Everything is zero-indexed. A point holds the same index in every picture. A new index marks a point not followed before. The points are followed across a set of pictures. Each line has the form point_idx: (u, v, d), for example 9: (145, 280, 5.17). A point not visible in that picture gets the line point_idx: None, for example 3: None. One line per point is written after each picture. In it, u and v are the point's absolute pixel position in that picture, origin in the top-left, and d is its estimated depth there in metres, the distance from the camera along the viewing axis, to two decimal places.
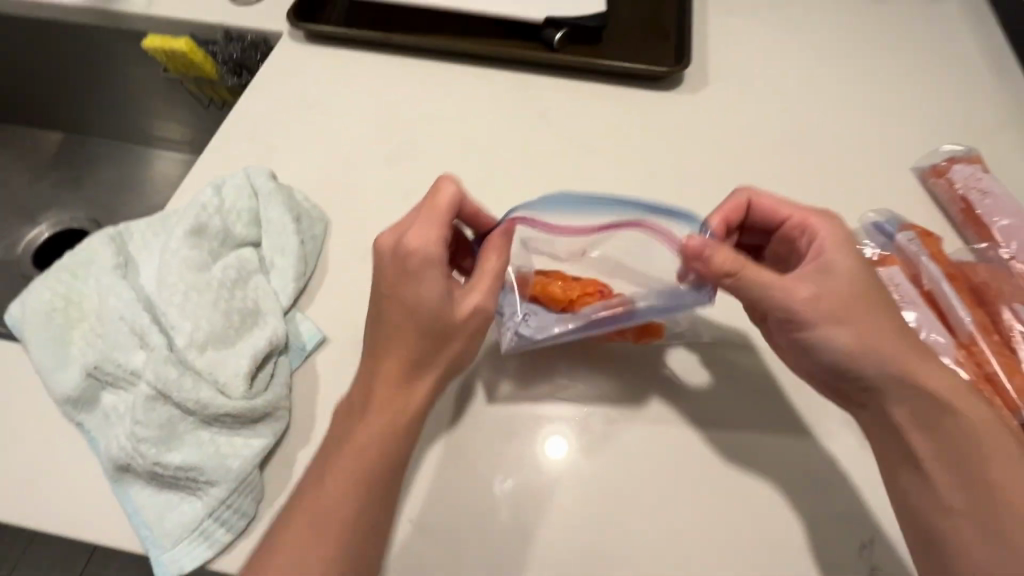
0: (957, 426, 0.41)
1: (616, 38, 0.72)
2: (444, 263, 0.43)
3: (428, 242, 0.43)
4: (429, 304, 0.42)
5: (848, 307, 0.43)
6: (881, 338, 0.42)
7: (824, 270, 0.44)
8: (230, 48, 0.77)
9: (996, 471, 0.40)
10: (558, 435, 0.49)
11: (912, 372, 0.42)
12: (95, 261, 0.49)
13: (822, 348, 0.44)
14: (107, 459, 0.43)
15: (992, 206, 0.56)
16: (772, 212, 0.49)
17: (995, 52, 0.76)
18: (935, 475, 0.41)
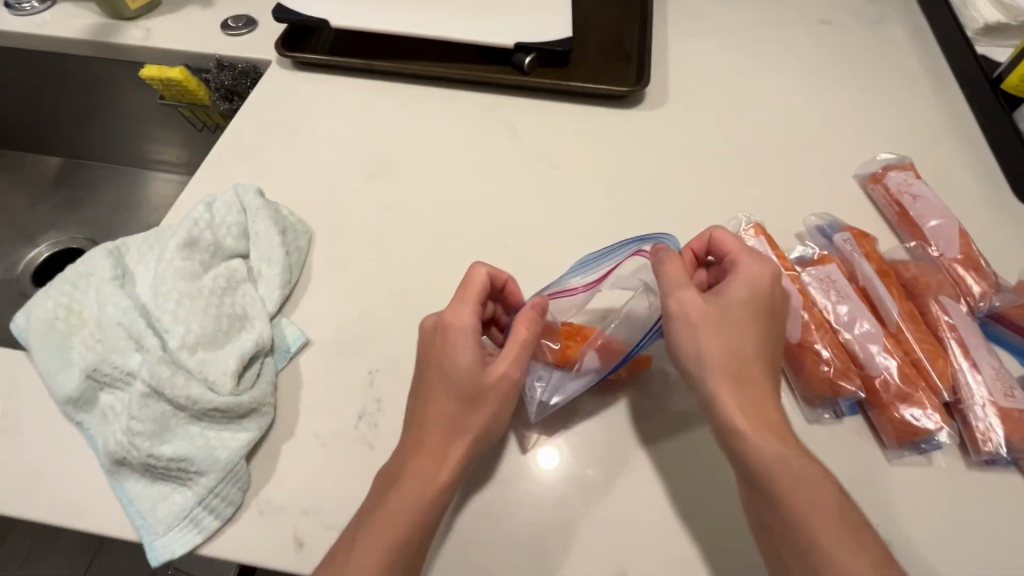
0: (758, 450, 0.43)
1: (581, 61, 0.78)
2: (476, 338, 0.48)
3: (461, 318, 0.48)
4: (463, 373, 0.46)
5: (716, 331, 0.47)
6: (729, 356, 0.46)
7: (722, 293, 0.48)
8: (222, 75, 0.83)
9: (788, 501, 0.41)
10: (552, 449, 0.51)
11: (744, 395, 0.45)
12: (94, 272, 0.53)
13: (680, 358, 0.48)
14: (104, 454, 0.47)
15: (923, 208, 0.61)
16: (723, 248, 0.52)
17: (932, 66, 0.82)
18: (748, 498, 0.44)
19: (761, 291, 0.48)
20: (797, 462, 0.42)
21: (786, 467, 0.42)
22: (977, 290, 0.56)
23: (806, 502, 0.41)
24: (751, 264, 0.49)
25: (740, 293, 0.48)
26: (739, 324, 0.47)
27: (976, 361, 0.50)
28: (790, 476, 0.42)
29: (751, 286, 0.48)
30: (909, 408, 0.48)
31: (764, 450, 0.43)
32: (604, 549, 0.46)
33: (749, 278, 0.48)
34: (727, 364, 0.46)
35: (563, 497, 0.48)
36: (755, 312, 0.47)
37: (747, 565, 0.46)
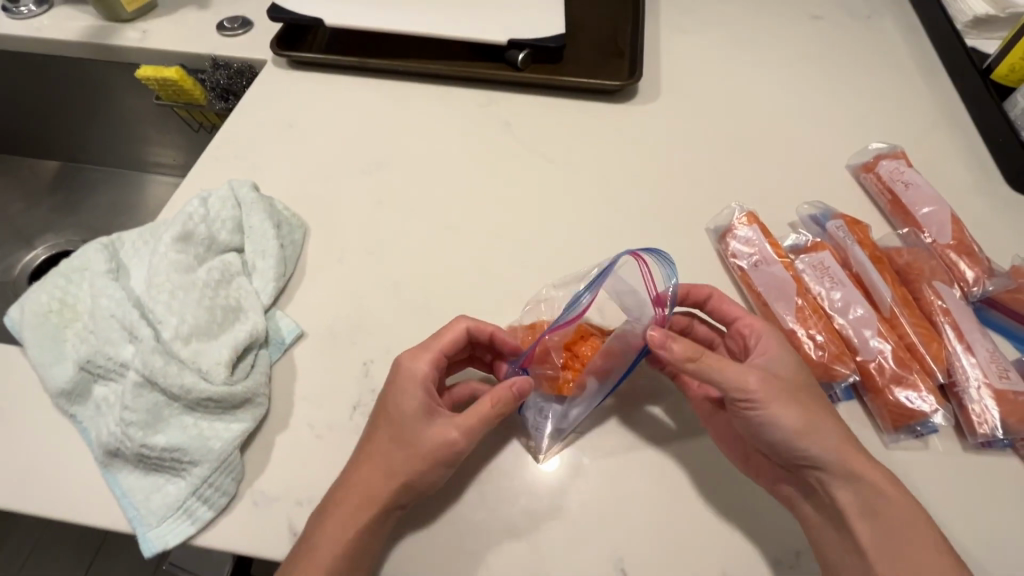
0: (889, 521, 0.42)
1: (574, 56, 0.79)
2: (428, 388, 0.47)
3: (416, 365, 0.47)
4: (408, 420, 0.45)
5: (799, 399, 0.45)
6: (820, 422, 0.44)
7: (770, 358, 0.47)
8: (217, 74, 0.83)
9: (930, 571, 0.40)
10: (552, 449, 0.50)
11: (848, 460, 0.43)
12: (88, 266, 0.53)
13: (765, 435, 0.45)
14: (98, 446, 0.46)
15: (915, 195, 0.61)
16: (728, 313, 0.52)
17: (922, 58, 0.83)
18: (841, 537, 0.43)
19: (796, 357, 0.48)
20: (892, 493, 0.43)
21: (886, 499, 0.42)
22: (970, 276, 0.56)
23: (913, 526, 0.41)
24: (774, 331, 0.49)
25: (784, 361, 0.47)
26: (801, 387, 0.46)
27: (971, 345, 0.51)
28: (895, 512, 0.42)
29: (787, 352, 0.48)
30: (904, 390, 0.48)
31: (862, 482, 0.43)
32: (598, 537, 0.46)
33: (782, 343, 0.49)
34: (820, 428, 0.44)
35: (557, 485, 0.48)
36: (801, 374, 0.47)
37: (744, 552, 0.45)
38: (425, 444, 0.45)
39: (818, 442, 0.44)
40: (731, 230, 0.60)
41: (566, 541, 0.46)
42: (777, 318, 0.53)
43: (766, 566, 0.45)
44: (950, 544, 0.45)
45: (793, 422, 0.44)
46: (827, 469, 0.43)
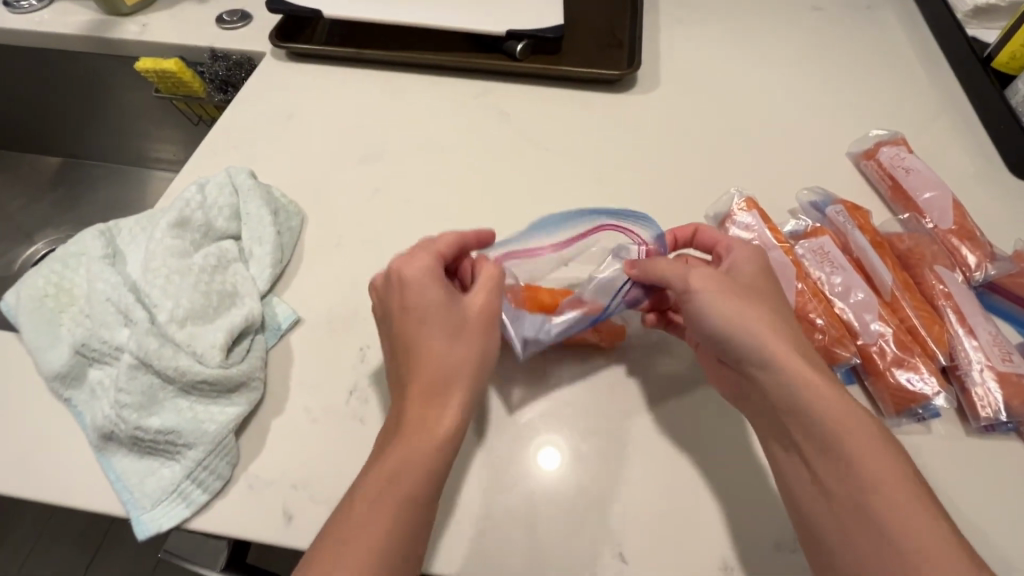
0: (816, 409, 0.41)
1: (572, 46, 0.78)
2: (440, 283, 0.46)
3: (423, 264, 0.46)
4: (427, 313, 0.45)
5: (731, 292, 0.45)
6: (754, 317, 0.44)
7: (731, 263, 0.49)
8: (216, 66, 0.84)
9: (863, 463, 0.39)
10: (553, 448, 0.49)
11: (778, 351, 0.42)
12: (85, 251, 0.53)
13: (704, 329, 0.46)
14: (92, 429, 0.46)
15: (916, 181, 0.61)
16: (713, 240, 0.53)
17: (922, 47, 0.82)
18: (786, 437, 0.43)
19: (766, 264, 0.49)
20: (829, 403, 0.40)
21: (823, 410, 0.40)
22: (972, 261, 0.55)
23: (854, 439, 0.39)
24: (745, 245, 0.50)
25: (748, 267, 0.48)
26: (753, 290, 0.46)
27: (972, 328, 0.50)
28: (831, 422, 0.40)
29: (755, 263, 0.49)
30: (905, 372, 0.48)
31: (800, 395, 0.41)
32: (597, 521, 0.45)
33: (751, 253, 0.49)
34: (757, 324, 0.43)
35: (555, 470, 0.48)
36: (763, 281, 0.47)
37: (748, 536, 0.45)
38: (462, 348, 0.44)
39: (755, 338, 0.43)
40: (730, 216, 0.59)
41: (564, 525, 0.45)
42: None
43: (767, 550, 0.44)
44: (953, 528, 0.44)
45: (724, 316, 0.44)
46: (764, 367, 0.43)
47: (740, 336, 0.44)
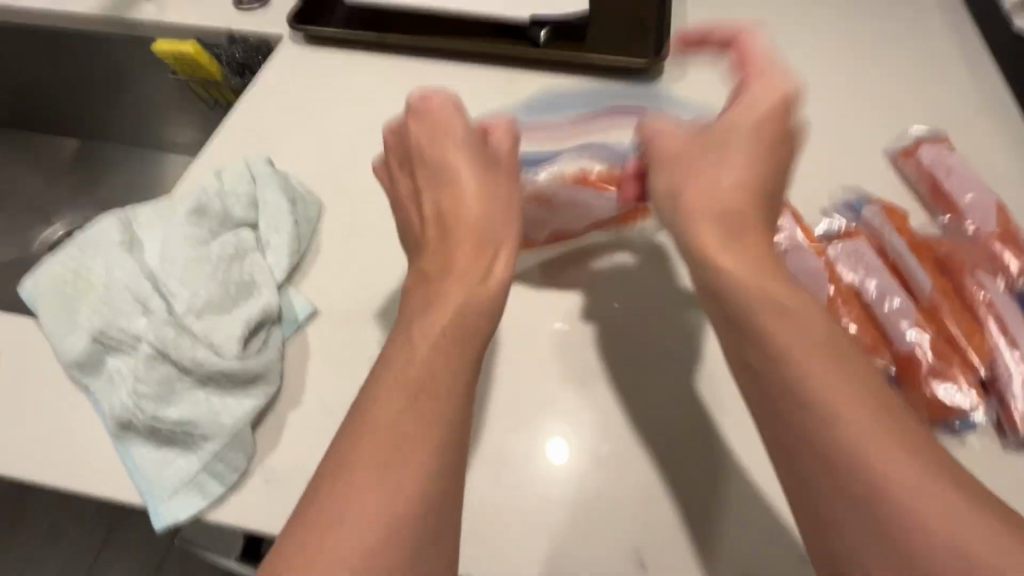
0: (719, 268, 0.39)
1: (599, 34, 0.76)
2: (463, 127, 0.44)
3: (450, 113, 0.44)
4: (461, 148, 0.43)
5: (683, 149, 0.44)
6: (694, 162, 0.43)
7: (735, 110, 0.44)
8: (233, 50, 0.82)
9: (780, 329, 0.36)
10: (563, 442, 0.48)
11: (698, 206, 0.42)
12: (101, 238, 0.52)
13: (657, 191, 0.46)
14: (110, 418, 0.46)
15: (957, 182, 0.58)
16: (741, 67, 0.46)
17: (966, 39, 0.78)
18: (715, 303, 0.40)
19: (752, 103, 0.43)
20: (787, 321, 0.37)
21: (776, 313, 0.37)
22: (1016, 268, 0.52)
23: (810, 354, 0.35)
24: (769, 90, 0.43)
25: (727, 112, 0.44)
26: (723, 150, 0.43)
27: (1015, 338, 0.48)
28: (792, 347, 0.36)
29: (756, 103, 0.43)
30: (942, 385, 0.46)
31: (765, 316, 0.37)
32: (614, 524, 0.44)
33: (770, 87, 0.43)
34: (697, 178, 0.43)
35: (573, 471, 0.47)
36: (753, 134, 0.43)
37: (776, 549, 0.43)
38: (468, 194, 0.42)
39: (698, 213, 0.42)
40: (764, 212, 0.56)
41: (580, 527, 0.44)
42: None
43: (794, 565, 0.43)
44: None
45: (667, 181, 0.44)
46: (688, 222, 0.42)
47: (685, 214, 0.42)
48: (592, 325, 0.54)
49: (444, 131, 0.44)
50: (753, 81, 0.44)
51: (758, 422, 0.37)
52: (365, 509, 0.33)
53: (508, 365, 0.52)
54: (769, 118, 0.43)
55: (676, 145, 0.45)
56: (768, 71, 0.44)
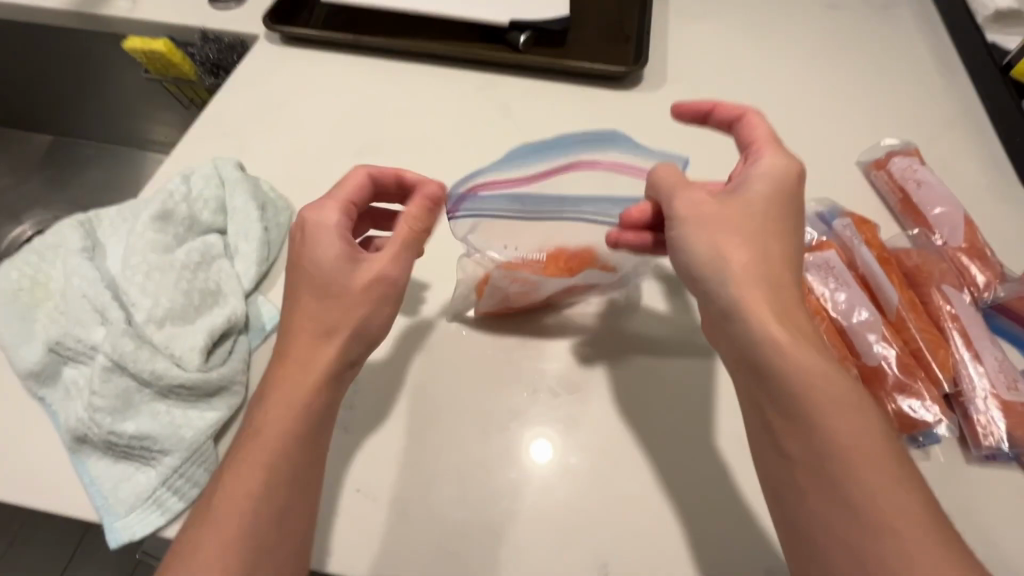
0: (734, 309, 0.38)
1: (579, 40, 0.75)
2: (340, 231, 0.44)
3: (327, 213, 0.44)
4: (327, 258, 0.42)
5: (705, 203, 0.42)
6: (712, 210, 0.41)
7: (759, 170, 0.42)
8: (207, 48, 0.80)
9: (794, 367, 0.36)
10: (545, 440, 0.48)
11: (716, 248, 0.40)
12: (62, 244, 0.51)
13: (674, 246, 0.43)
14: (66, 431, 0.45)
15: (926, 194, 0.59)
16: (750, 136, 0.45)
17: (940, 52, 0.79)
18: (732, 342, 0.39)
19: (768, 170, 0.42)
20: (815, 368, 0.35)
21: (793, 347, 0.36)
22: (982, 281, 0.53)
23: (824, 394, 0.35)
24: (781, 161, 0.43)
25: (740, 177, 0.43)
26: (747, 202, 0.41)
27: (978, 352, 0.49)
28: (816, 397, 0.35)
29: (773, 170, 0.42)
30: (908, 399, 0.46)
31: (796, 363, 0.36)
32: (581, 538, 0.44)
33: (784, 157, 0.43)
34: (718, 223, 0.40)
35: (541, 483, 0.46)
36: (773, 191, 0.42)
37: (741, 562, 0.43)
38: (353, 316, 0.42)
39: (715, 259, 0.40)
40: None
41: (548, 542, 0.44)
42: None
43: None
44: None
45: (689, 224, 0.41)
46: (705, 265, 0.40)
47: (705, 258, 0.40)
48: (565, 335, 0.54)
49: (315, 230, 0.43)
50: (762, 150, 0.44)
51: (767, 454, 0.37)
52: (232, 524, 0.36)
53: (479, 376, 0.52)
54: (788, 186, 0.42)
55: (698, 201, 0.42)
56: (777, 142, 0.44)
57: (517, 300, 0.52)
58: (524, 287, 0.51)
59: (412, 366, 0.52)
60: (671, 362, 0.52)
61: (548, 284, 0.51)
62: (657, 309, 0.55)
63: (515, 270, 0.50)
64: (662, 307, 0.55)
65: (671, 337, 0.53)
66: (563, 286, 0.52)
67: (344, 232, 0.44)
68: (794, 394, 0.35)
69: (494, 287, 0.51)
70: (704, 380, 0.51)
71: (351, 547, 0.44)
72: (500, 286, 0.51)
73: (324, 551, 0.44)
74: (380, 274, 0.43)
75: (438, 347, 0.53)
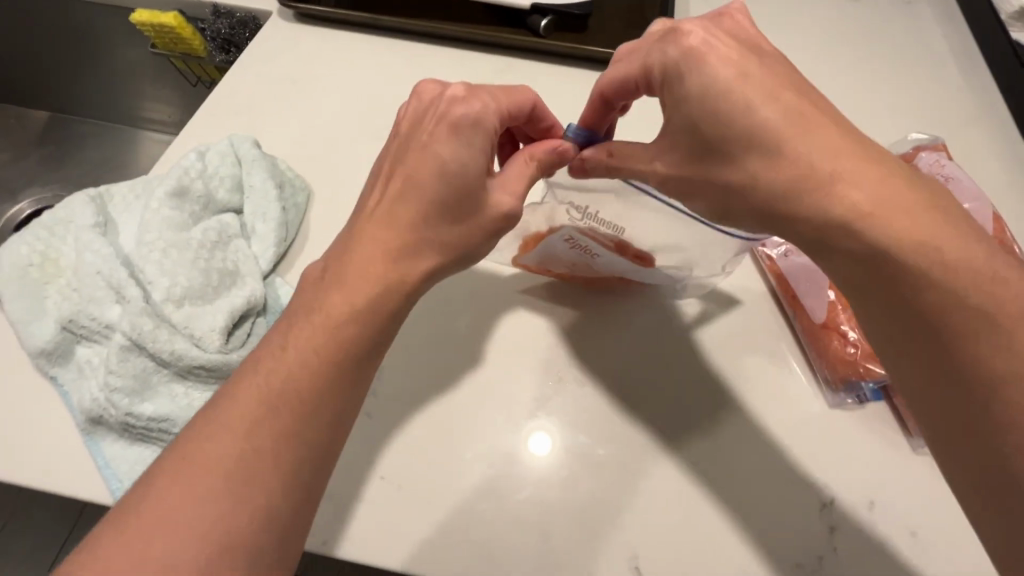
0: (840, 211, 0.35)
1: (601, 26, 0.73)
2: (489, 138, 0.41)
3: (486, 115, 0.41)
4: (468, 168, 0.40)
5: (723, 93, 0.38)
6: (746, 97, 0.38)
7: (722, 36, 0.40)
8: (218, 23, 0.77)
9: (907, 237, 0.34)
10: (543, 433, 0.47)
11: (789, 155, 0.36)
12: (73, 218, 0.49)
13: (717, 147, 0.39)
14: (80, 412, 0.43)
15: (953, 190, 0.58)
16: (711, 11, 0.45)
17: (962, 47, 0.79)
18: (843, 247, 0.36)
19: (647, 64, 0.41)
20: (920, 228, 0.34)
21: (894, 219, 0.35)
22: None
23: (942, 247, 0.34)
24: (702, 37, 0.39)
25: (633, 72, 0.43)
26: (748, 84, 0.37)
27: None
28: (958, 278, 0.34)
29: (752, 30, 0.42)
30: None
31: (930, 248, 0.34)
32: (607, 531, 0.43)
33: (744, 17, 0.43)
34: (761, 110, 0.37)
35: (567, 475, 0.45)
36: (735, 70, 0.38)
37: (769, 555, 0.43)
38: (474, 226, 0.41)
39: (815, 195, 0.36)
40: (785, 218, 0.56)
41: (572, 532, 0.43)
42: (806, 313, 0.51)
43: (786, 569, 0.42)
44: (968, 559, 0.43)
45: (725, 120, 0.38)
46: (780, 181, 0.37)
47: (800, 205, 0.36)
48: (590, 324, 0.53)
49: (455, 131, 0.40)
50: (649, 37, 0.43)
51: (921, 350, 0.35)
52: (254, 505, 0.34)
53: (503, 366, 0.50)
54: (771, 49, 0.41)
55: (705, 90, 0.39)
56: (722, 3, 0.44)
57: (565, 263, 0.52)
58: (581, 252, 0.51)
59: (435, 353, 0.51)
60: (697, 352, 0.51)
61: (607, 263, 0.51)
62: (684, 299, 0.54)
63: (587, 239, 0.49)
64: (687, 299, 0.54)
65: (699, 327, 0.53)
66: (611, 267, 0.51)
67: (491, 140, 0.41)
68: (940, 285, 0.34)
69: (559, 246, 0.51)
70: (732, 374, 0.50)
71: (377, 535, 0.43)
72: (561, 240, 0.50)
73: (345, 541, 0.43)
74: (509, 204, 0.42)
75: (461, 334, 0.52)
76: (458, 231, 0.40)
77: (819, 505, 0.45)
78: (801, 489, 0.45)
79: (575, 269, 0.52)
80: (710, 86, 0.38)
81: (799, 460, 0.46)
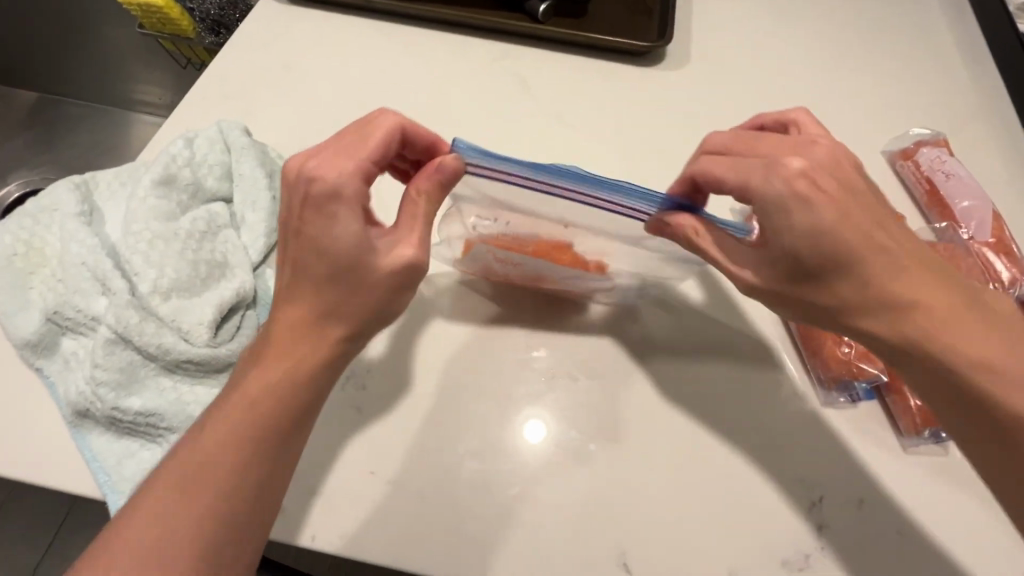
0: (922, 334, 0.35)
1: (601, 11, 0.72)
2: (355, 198, 0.38)
3: (337, 175, 0.38)
4: (334, 241, 0.37)
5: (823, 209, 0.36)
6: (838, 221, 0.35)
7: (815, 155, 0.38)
8: (206, 3, 0.76)
9: (977, 351, 0.35)
10: (539, 421, 0.47)
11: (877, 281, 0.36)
12: (58, 207, 0.48)
13: (798, 269, 0.37)
14: (66, 405, 0.43)
15: (954, 187, 0.58)
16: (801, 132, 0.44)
17: (968, 38, 0.77)
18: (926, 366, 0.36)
19: (748, 183, 0.38)
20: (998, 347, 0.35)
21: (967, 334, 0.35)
22: (1007, 276, 0.53)
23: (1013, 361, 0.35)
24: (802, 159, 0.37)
25: (732, 186, 0.38)
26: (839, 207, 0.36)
27: None
28: None
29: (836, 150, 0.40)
30: None
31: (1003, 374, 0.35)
32: (599, 529, 0.43)
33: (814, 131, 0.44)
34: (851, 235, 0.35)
35: (558, 472, 0.45)
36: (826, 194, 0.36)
37: (757, 553, 0.43)
38: (365, 291, 0.38)
39: (897, 316, 0.36)
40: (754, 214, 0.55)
41: (562, 528, 0.43)
42: None
43: (775, 567, 0.43)
44: (958, 559, 0.44)
45: (806, 244, 0.36)
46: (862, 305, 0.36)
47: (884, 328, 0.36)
48: (583, 318, 0.52)
49: (317, 198, 0.37)
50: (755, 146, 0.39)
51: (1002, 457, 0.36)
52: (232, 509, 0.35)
53: (469, 354, 0.50)
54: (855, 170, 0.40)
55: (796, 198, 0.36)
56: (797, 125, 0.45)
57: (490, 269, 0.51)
58: (496, 257, 0.49)
59: (397, 349, 0.50)
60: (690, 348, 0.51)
61: (530, 266, 0.49)
62: (679, 295, 0.54)
63: (499, 246, 0.47)
64: (682, 295, 0.54)
65: (694, 323, 0.52)
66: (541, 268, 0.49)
67: (362, 197, 0.39)
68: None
69: (477, 256, 0.50)
70: (725, 371, 0.50)
71: (365, 529, 0.43)
72: (473, 246, 0.49)
73: (336, 535, 0.43)
74: (388, 264, 0.38)
75: (408, 327, 0.51)
76: (354, 299, 0.38)
77: (809, 503, 0.45)
78: (793, 489, 0.45)
79: (501, 272, 0.51)
80: (814, 218, 0.35)
81: (790, 458, 0.46)
